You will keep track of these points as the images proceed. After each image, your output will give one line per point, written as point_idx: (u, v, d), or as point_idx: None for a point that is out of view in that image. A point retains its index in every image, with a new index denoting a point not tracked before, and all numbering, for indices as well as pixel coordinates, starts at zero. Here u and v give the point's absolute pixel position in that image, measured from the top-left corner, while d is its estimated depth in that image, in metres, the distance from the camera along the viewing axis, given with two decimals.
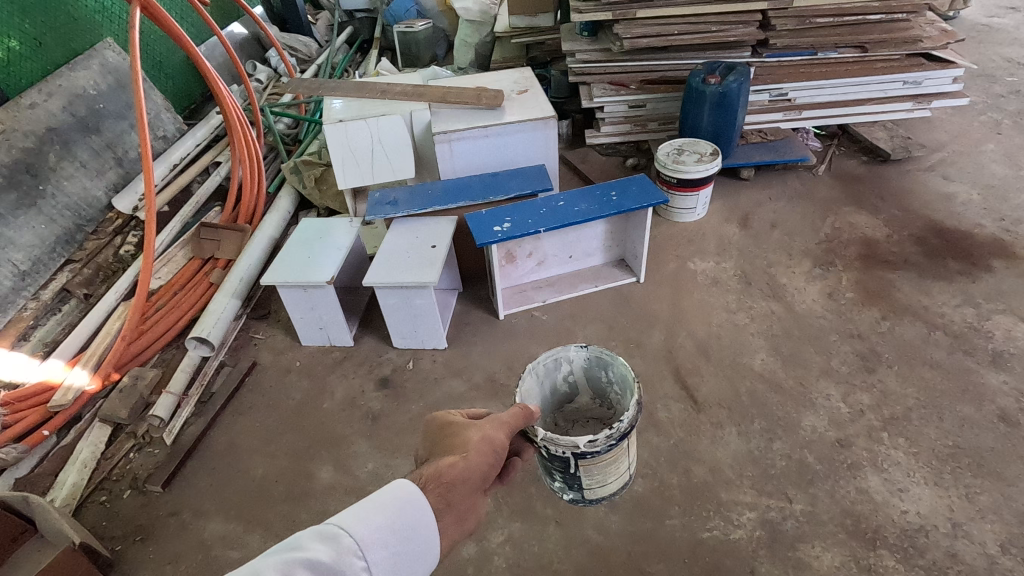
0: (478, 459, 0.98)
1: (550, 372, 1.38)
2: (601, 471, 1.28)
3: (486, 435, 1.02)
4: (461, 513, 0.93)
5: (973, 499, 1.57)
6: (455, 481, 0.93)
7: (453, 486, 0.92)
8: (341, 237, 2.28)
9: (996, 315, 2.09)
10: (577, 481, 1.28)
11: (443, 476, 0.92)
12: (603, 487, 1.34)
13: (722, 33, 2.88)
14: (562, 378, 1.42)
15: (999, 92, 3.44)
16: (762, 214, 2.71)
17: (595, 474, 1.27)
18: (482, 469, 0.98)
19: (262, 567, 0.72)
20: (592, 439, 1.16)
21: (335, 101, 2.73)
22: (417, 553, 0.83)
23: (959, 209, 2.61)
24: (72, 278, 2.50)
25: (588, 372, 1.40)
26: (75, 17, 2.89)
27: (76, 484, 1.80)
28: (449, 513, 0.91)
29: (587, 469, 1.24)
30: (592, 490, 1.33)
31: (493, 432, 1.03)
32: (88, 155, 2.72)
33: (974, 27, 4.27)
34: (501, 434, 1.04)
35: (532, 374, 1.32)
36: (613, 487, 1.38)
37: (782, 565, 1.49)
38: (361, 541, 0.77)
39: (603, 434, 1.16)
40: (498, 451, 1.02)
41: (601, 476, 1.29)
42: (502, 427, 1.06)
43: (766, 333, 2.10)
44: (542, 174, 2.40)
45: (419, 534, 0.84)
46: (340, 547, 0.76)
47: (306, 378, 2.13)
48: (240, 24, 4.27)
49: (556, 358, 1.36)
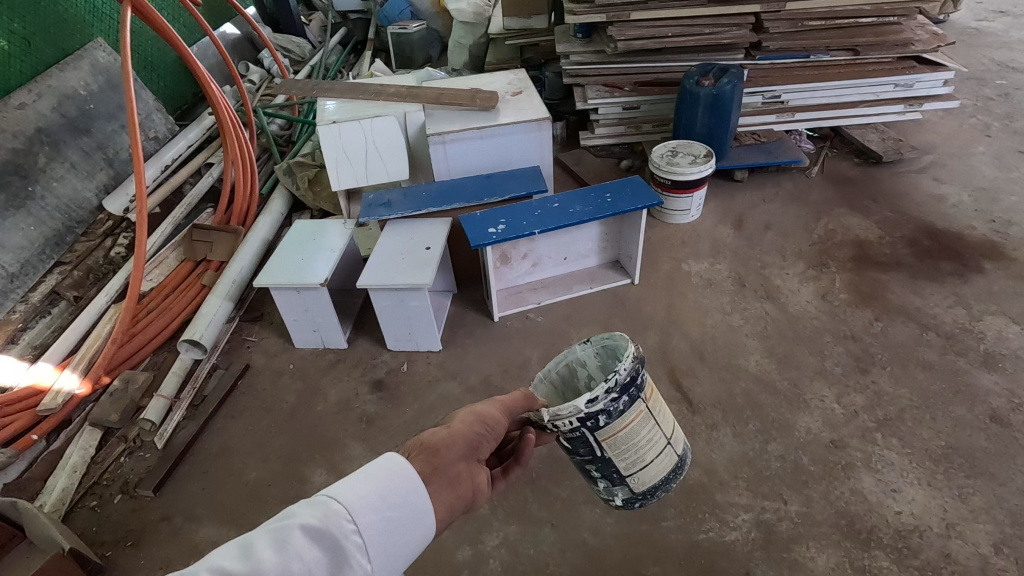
0: (464, 429, 0.96)
1: (565, 379, 1.20)
2: (630, 447, 1.11)
3: (473, 409, 1.00)
4: (451, 477, 0.89)
5: (966, 499, 1.58)
6: (440, 446, 0.92)
7: (438, 451, 0.91)
8: (335, 239, 2.26)
9: (987, 315, 2.10)
10: (612, 466, 1.13)
11: (426, 443, 0.92)
12: (643, 469, 1.16)
13: (715, 35, 2.90)
14: (585, 387, 1.20)
15: (989, 95, 3.48)
16: (755, 216, 2.72)
17: (627, 451, 1.11)
18: (469, 438, 0.96)
19: (252, 536, 0.70)
20: (592, 397, 1.00)
21: (329, 102, 2.71)
22: (413, 519, 0.79)
23: (950, 211, 2.63)
24: (61, 281, 2.47)
25: (606, 370, 1.17)
26: (66, 17, 2.86)
27: (66, 489, 1.78)
28: (435, 477, 0.87)
29: (612, 446, 1.08)
30: (632, 477, 1.16)
31: (483, 406, 1.02)
32: (79, 156, 2.70)
33: (964, 30, 4.31)
34: (491, 409, 1.02)
35: (541, 381, 1.17)
36: (657, 471, 1.19)
37: (777, 566, 1.49)
38: (350, 506, 0.74)
39: (601, 389, 1.01)
40: (489, 423, 0.99)
41: (637, 449, 1.12)
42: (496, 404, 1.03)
43: (760, 334, 2.11)
44: (536, 176, 2.40)
45: (413, 498, 0.80)
46: (329, 512, 0.72)
47: (299, 380, 2.11)
48: (233, 24, 4.25)
49: (566, 362, 1.17)
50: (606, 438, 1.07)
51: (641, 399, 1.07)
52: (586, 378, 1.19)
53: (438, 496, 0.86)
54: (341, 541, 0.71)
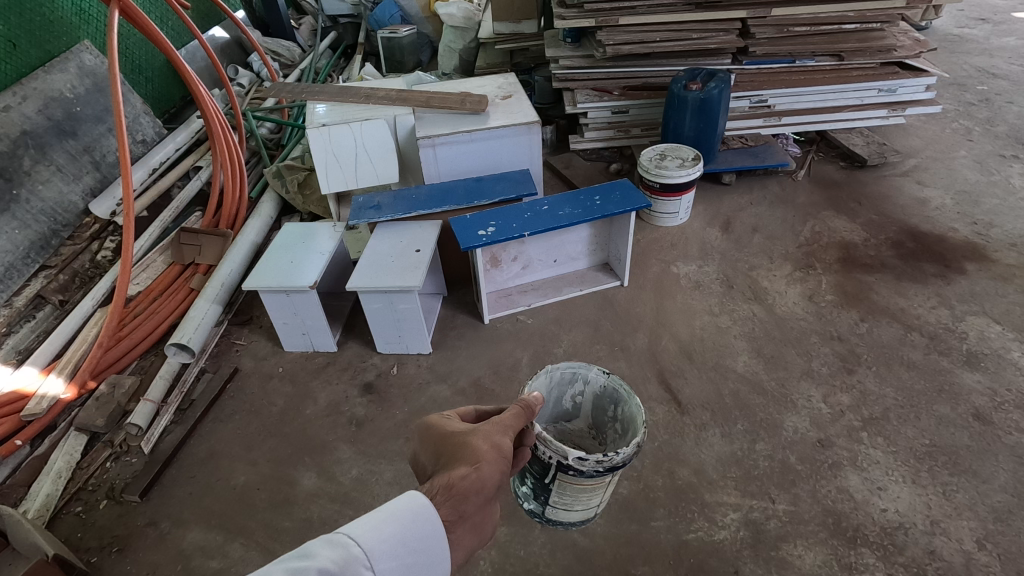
0: (490, 467, 0.94)
1: (563, 382, 1.42)
2: (571, 494, 1.32)
3: (495, 441, 0.98)
4: (474, 521, 0.91)
5: (950, 496, 1.60)
6: (470, 492, 0.89)
7: (466, 498, 0.88)
8: (324, 242, 2.26)
9: (969, 316, 2.14)
10: (545, 493, 1.33)
11: (455, 487, 0.88)
12: (564, 509, 1.38)
13: (702, 40, 2.93)
14: (568, 397, 1.46)
15: (970, 100, 3.54)
16: (743, 218, 2.75)
17: (566, 495, 1.31)
18: (497, 477, 0.93)
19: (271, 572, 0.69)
20: (581, 457, 1.18)
21: (318, 105, 2.71)
22: (430, 561, 0.80)
23: (932, 213, 2.67)
24: (46, 284, 2.44)
25: (598, 398, 1.43)
26: (52, 19, 2.83)
27: (50, 494, 1.76)
28: (460, 524, 0.88)
29: (561, 487, 1.28)
30: (555, 509, 1.37)
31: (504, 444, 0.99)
32: (65, 159, 2.68)
33: (946, 37, 4.39)
34: (506, 439, 1.01)
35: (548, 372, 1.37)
36: (573, 513, 1.41)
37: (765, 565, 1.50)
38: (371, 551, 0.74)
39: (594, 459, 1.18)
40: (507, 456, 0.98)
41: (572, 498, 1.32)
42: (507, 431, 1.03)
43: (748, 335, 2.13)
44: (526, 179, 2.41)
45: (432, 542, 0.81)
46: (349, 556, 0.72)
47: (289, 384, 2.10)
48: (222, 28, 4.24)
49: (574, 371, 1.40)
50: (559, 481, 1.26)
51: (610, 475, 1.26)
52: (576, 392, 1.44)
53: (460, 542, 0.88)
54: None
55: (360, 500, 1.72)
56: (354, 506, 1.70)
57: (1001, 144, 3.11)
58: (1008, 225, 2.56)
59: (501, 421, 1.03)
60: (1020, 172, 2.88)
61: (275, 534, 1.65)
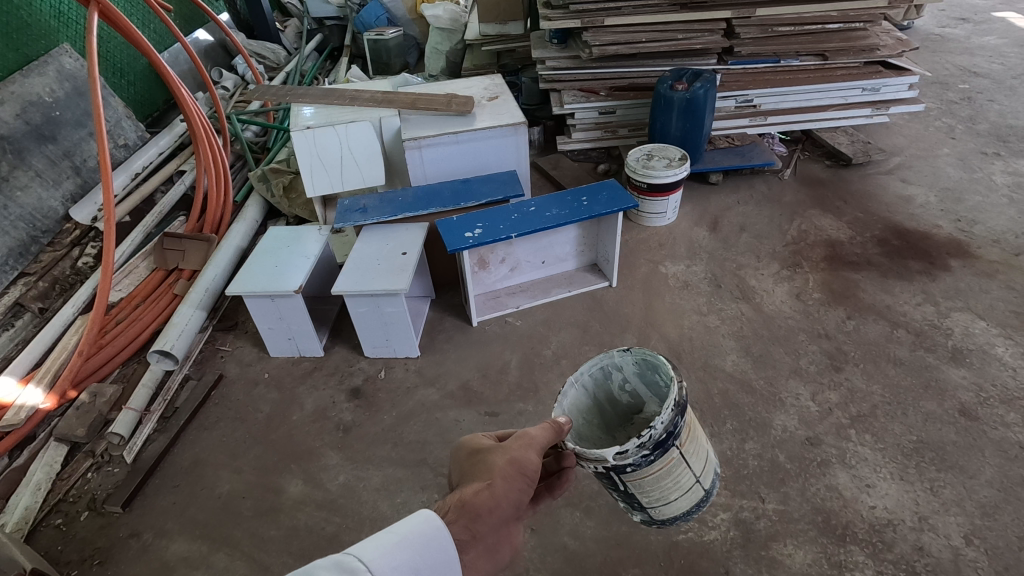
0: (504, 485, 0.90)
1: (598, 382, 1.20)
2: (657, 486, 1.11)
3: (513, 457, 0.93)
4: (491, 543, 0.86)
5: (937, 492, 1.61)
6: (482, 510, 0.86)
7: (479, 515, 0.85)
8: (310, 246, 2.23)
9: (954, 312, 2.15)
10: (635, 499, 1.14)
11: (467, 505, 0.86)
12: (666, 505, 1.17)
13: (687, 41, 2.94)
14: (617, 387, 1.22)
15: (952, 99, 3.58)
16: (730, 218, 2.76)
17: (652, 491, 1.11)
18: (512, 496, 0.90)
19: None
20: (621, 450, 1.00)
21: (303, 107, 2.68)
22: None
23: (917, 211, 2.70)
24: (25, 292, 2.40)
25: (644, 377, 1.19)
26: (29, 23, 2.78)
27: (29, 507, 1.73)
28: (474, 545, 0.84)
29: (638, 485, 1.08)
30: (655, 508, 1.16)
31: (523, 453, 0.95)
32: (44, 164, 2.63)
33: (928, 36, 4.44)
34: (529, 453, 0.95)
35: (576, 384, 1.15)
36: (680, 505, 1.19)
37: (755, 565, 1.49)
38: None
39: (633, 444, 1.00)
40: (528, 472, 0.94)
41: (664, 490, 1.12)
42: (533, 446, 0.97)
43: (736, 334, 2.14)
44: (513, 180, 2.40)
45: (441, 573, 0.76)
46: None
47: (275, 390, 2.07)
48: (206, 31, 4.20)
49: (602, 366, 1.17)
50: (631, 482, 1.07)
51: (675, 446, 1.06)
52: (619, 383, 1.21)
53: (476, 566, 0.83)
54: None
55: (348, 507, 1.69)
56: (341, 513, 1.68)
57: (983, 142, 3.15)
58: (990, 221, 2.59)
59: (532, 437, 0.98)
60: (1001, 170, 2.92)
61: (261, 543, 1.63)
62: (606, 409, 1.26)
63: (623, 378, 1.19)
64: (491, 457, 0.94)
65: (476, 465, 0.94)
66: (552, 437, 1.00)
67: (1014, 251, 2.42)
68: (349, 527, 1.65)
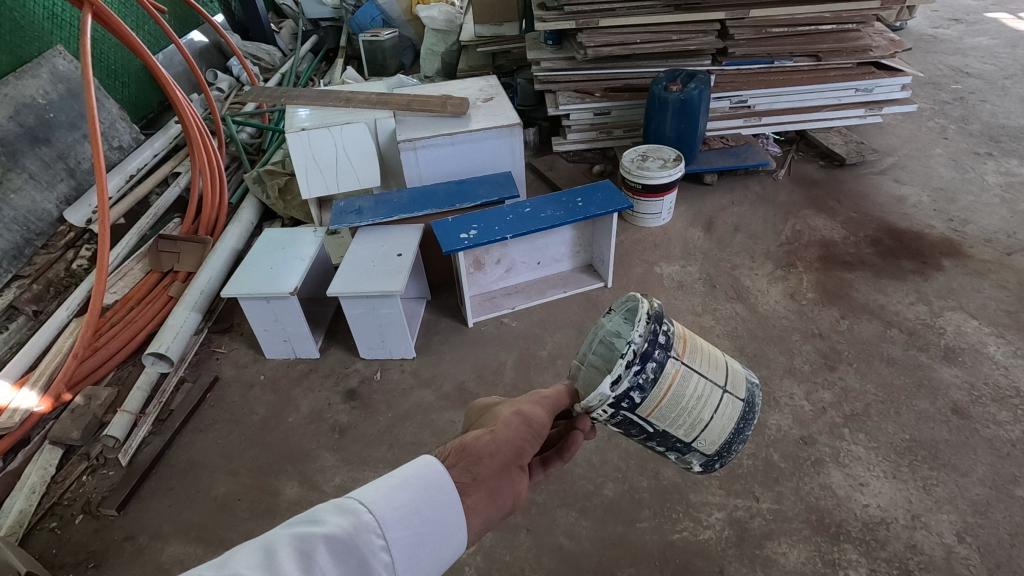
0: (507, 433, 0.92)
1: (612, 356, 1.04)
2: (682, 411, 1.01)
3: (519, 409, 0.96)
4: (492, 487, 0.85)
5: (930, 490, 1.62)
6: (483, 453, 0.87)
7: (479, 459, 0.86)
8: (305, 248, 2.23)
9: (946, 311, 2.17)
10: (671, 433, 1.03)
11: (467, 449, 0.87)
12: (707, 431, 1.05)
13: (682, 42, 2.96)
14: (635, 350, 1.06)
15: (945, 99, 3.61)
16: (725, 218, 2.77)
17: (681, 418, 1.01)
18: (513, 442, 0.91)
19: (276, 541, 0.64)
20: (613, 380, 0.94)
21: (298, 109, 2.68)
22: (444, 534, 0.75)
23: (910, 211, 2.71)
24: (19, 295, 2.39)
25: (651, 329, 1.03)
26: (22, 24, 2.77)
27: (24, 511, 1.72)
28: (475, 488, 0.83)
29: (660, 415, 0.99)
30: (697, 438, 1.05)
31: (529, 407, 0.97)
32: (38, 166, 2.63)
33: (920, 37, 4.46)
34: (536, 409, 0.97)
35: (581, 365, 1.07)
36: (724, 424, 1.06)
37: (750, 563, 1.50)
38: (383, 519, 0.69)
39: (619, 365, 0.93)
40: (533, 425, 0.96)
41: (691, 412, 1.01)
42: (540, 403, 0.99)
43: (731, 334, 2.14)
44: (508, 181, 2.40)
45: (445, 511, 0.75)
46: (359, 522, 0.67)
47: (270, 392, 2.07)
48: (200, 32, 4.19)
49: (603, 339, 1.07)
50: (649, 412, 0.99)
51: (673, 355, 0.98)
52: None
53: (477, 509, 0.82)
54: (369, 557, 0.66)
55: None
56: None
57: (975, 142, 3.17)
58: (983, 221, 2.61)
59: (540, 394, 1.01)
60: (993, 169, 2.94)
61: None
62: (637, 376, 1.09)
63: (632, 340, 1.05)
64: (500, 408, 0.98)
65: (485, 416, 0.98)
66: (565, 399, 1.02)
67: (1006, 250, 2.44)
68: None
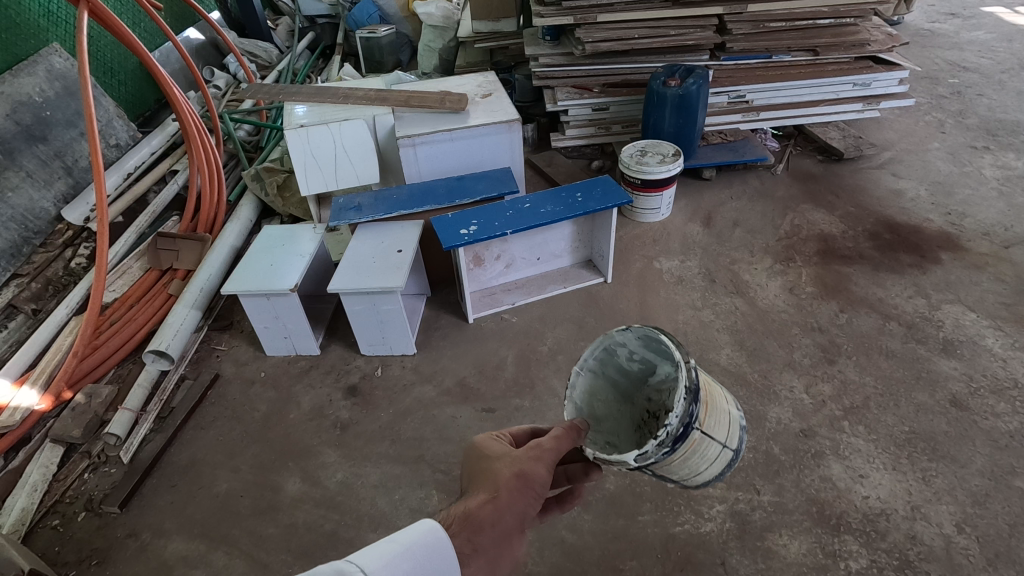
0: (509, 498, 0.91)
1: (603, 360, 1.13)
2: (688, 466, 1.04)
3: (520, 469, 0.94)
4: (492, 555, 0.87)
5: (929, 482, 1.63)
6: (485, 523, 0.88)
7: (481, 528, 0.87)
8: (305, 245, 2.23)
9: (945, 305, 2.18)
10: (667, 477, 1.07)
11: (470, 517, 0.87)
12: (700, 474, 1.10)
13: (679, 37, 2.95)
14: (627, 362, 1.14)
15: (942, 93, 3.61)
16: (724, 213, 2.77)
17: (683, 471, 1.04)
18: (517, 510, 0.91)
19: None
20: (641, 453, 0.94)
21: (296, 106, 2.67)
22: None
23: (908, 205, 2.72)
24: (18, 293, 2.39)
25: (650, 352, 1.09)
26: (18, 22, 2.76)
27: (26, 509, 1.72)
28: (475, 557, 0.85)
29: (668, 471, 1.02)
30: (690, 480, 1.10)
31: (530, 466, 0.96)
32: (35, 164, 2.62)
33: (918, 32, 4.47)
34: (537, 467, 0.96)
35: (580, 374, 1.10)
36: (714, 471, 1.11)
37: (751, 555, 1.51)
38: None
39: (651, 444, 0.93)
40: (534, 486, 0.95)
41: (695, 468, 1.05)
42: (542, 459, 0.97)
43: (730, 328, 2.15)
44: (507, 177, 2.40)
45: None
46: None
47: (271, 388, 2.07)
48: (197, 29, 4.17)
49: (604, 347, 1.11)
50: (660, 470, 1.01)
51: (698, 426, 0.98)
52: (627, 357, 1.12)
53: None
54: None
55: (346, 504, 1.70)
56: (339, 511, 1.68)
57: (972, 136, 3.18)
58: (980, 214, 2.62)
59: (542, 446, 0.98)
60: (990, 163, 2.95)
61: (260, 541, 1.63)
62: (620, 381, 1.17)
63: (629, 351, 1.11)
64: (499, 465, 0.95)
65: (484, 469, 0.96)
66: (567, 444, 0.99)
67: (1003, 243, 2.45)
68: (348, 525, 1.65)
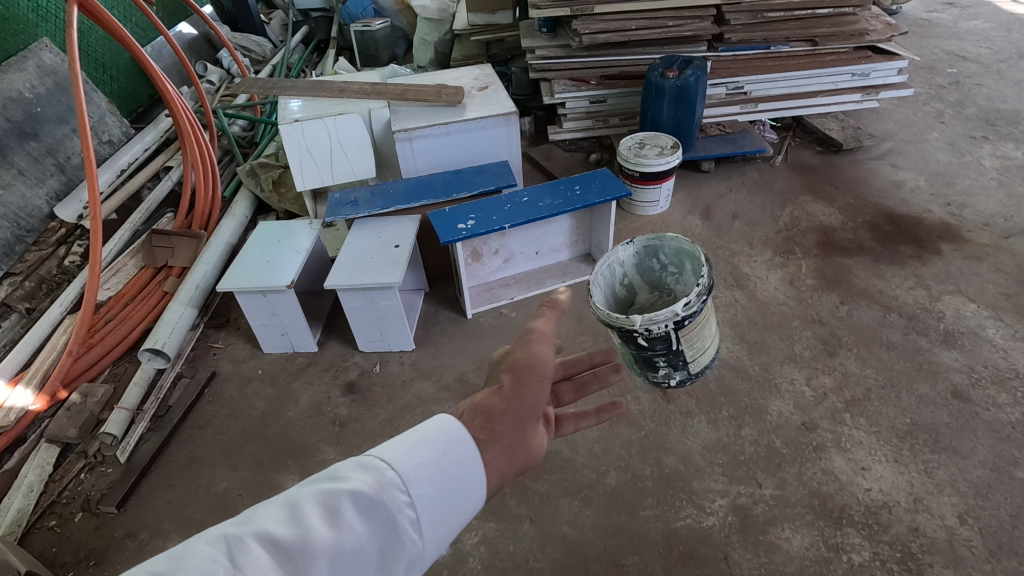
0: (513, 393, 0.85)
1: (608, 279, 1.43)
2: (699, 338, 1.36)
3: (523, 362, 0.88)
4: (508, 445, 0.79)
5: (931, 474, 1.62)
6: (495, 412, 0.81)
7: (492, 416, 0.80)
8: (301, 241, 2.21)
9: (945, 296, 2.17)
10: (682, 358, 1.37)
11: (479, 409, 0.81)
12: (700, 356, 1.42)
13: (678, 28, 2.93)
14: (618, 284, 1.46)
15: (941, 83, 3.59)
16: (723, 205, 2.76)
17: (697, 342, 1.36)
18: (525, 401, 0.85)
19: (298, 496, 0.63)
20: (688, 301, 1.22)
21: (290, 100, 2.64)
22: (465, 493, 0.71)
23: (907, 196, 2.71)
24: (11, 293, 2.36)
25: (639, 267, 1.46)
26: (7, 17, 2.72)
27: (22, 510, 1.70)
28: (493, 444, 0.77)
29: (687, 340, 1.33)
30: (694, 363, 1.41)
31: (533, 362, 0.89)
32: (27, 162, 2.59)
33: (916, 22, 4.44)
34: (538, 360, 0.90)
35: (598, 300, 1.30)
36: (709, 352, 1.45)
37: (754, 549, 1.51)
38: (405, 475, 0.67)
39: (695, 292, 1.23)
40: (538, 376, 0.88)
41: (701, 341, 1.37)
42: (543, 353, 0.91)
43: (731, 321, 2.14)
44: (505, 170, 2.38)
45: (466, 471, 0.72)
46: (382, 478, 0.65)
47: (269, 386, 2.06)
48: (189, 23, 4.13)
49: (608, 264, 1.41)
50: (685, 337, 1.31)
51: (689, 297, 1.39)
52: (622, 276, 1.46)
53: (495, 465, 0.76)
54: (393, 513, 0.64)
55: None
56: None
57: (971, 126, 3.16)
58: (980, 204, 2.61)
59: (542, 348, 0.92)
60: (990, 153, 2.94)
61: None
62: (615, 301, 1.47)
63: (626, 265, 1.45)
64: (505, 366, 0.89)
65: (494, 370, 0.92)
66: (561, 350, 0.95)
67: (1003, 233, 2.44)
68: None
